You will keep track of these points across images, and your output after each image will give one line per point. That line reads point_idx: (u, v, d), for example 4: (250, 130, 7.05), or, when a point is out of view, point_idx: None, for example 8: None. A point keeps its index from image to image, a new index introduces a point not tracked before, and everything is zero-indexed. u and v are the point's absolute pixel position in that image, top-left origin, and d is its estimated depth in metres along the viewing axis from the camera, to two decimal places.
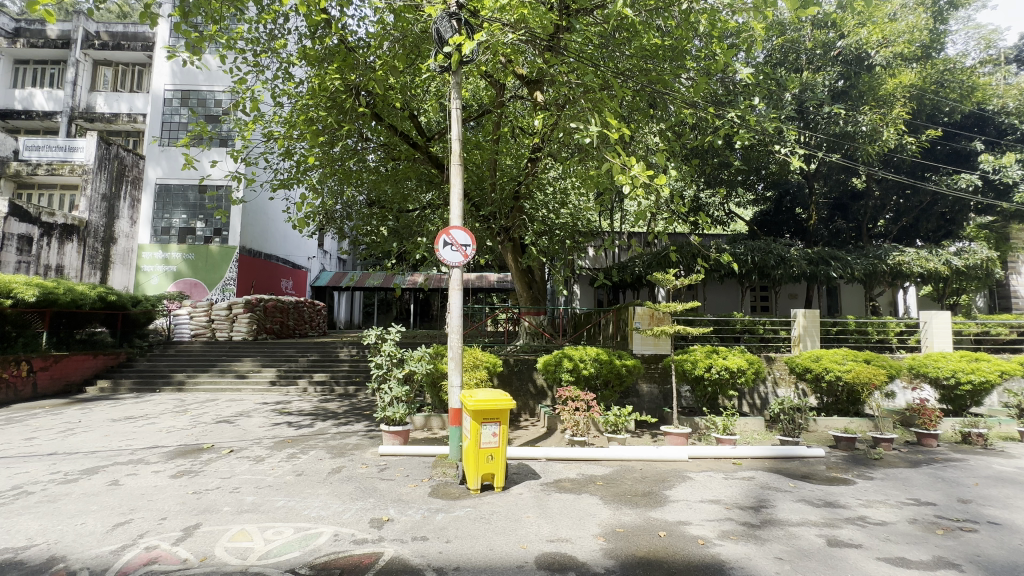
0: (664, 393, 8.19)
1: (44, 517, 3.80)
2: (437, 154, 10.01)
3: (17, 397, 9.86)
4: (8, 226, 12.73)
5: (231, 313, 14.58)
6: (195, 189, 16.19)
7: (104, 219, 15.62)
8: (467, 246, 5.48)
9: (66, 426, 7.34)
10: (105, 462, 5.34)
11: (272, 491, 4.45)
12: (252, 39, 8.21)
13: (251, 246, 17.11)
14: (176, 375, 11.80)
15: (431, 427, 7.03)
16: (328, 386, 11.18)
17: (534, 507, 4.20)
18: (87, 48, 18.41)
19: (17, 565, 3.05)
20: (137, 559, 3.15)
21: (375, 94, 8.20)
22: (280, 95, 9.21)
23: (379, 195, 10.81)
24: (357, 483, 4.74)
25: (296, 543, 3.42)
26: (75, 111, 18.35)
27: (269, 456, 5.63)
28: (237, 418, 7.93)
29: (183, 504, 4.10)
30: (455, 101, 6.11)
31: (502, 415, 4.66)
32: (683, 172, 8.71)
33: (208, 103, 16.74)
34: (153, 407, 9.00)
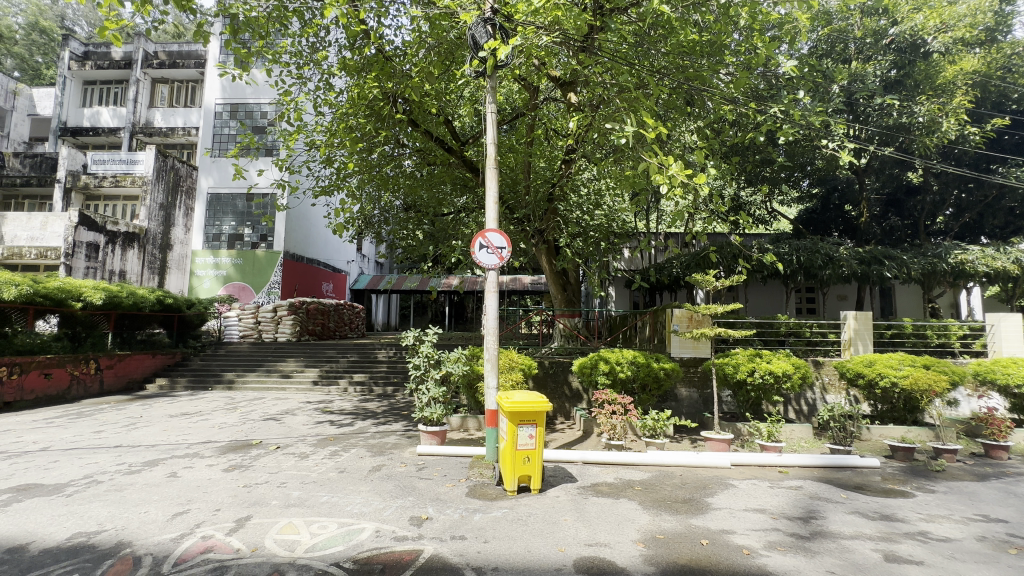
0: (704, 398, 7.96)
1: (112, 505, 4.08)
2: (471, 158, 10.12)
3: (86, 393, 10.62)
4: (78, 234, 14.11)
5: (276, 315, 15.25)
6: (243, 197, 17.03)
7: (162, 226, 16.57)
8: (503, 248, 5.51)
9: (129, 421, 7.84)
10: (165, 455, 5.69)
11: (317, 487, 4.60)
12: (294, 52, 8.54)
13: (294, 251, 17.84)
14: (226, 374, 12.41)
15: (467, 428, 7.09)
16: (367, 386, 11.50)
17: (572, 510, 4.17)
18: (146, 67, 19.70)
19: (92, 548, 3.29)
20: (195, 547, 3.33)
21: (411, 101, 8.40)
22: (322, 105, 9.53)
23: (416, 199, 11.05)
24: (397, 481, 4.84)
25: (340, 538, 3.53)
26: (136, 127, 19.64)
27: (313, 453, 5.84)
28: (282, 416, 8.27)
29: (235, 496, 4.31)
30: (489, 105, 6.17)
31: (539, 418, 4.65)
32: (723, 170, 8.48)
33: (255, 115, 17.60)
34: (205, 404, 9.51)
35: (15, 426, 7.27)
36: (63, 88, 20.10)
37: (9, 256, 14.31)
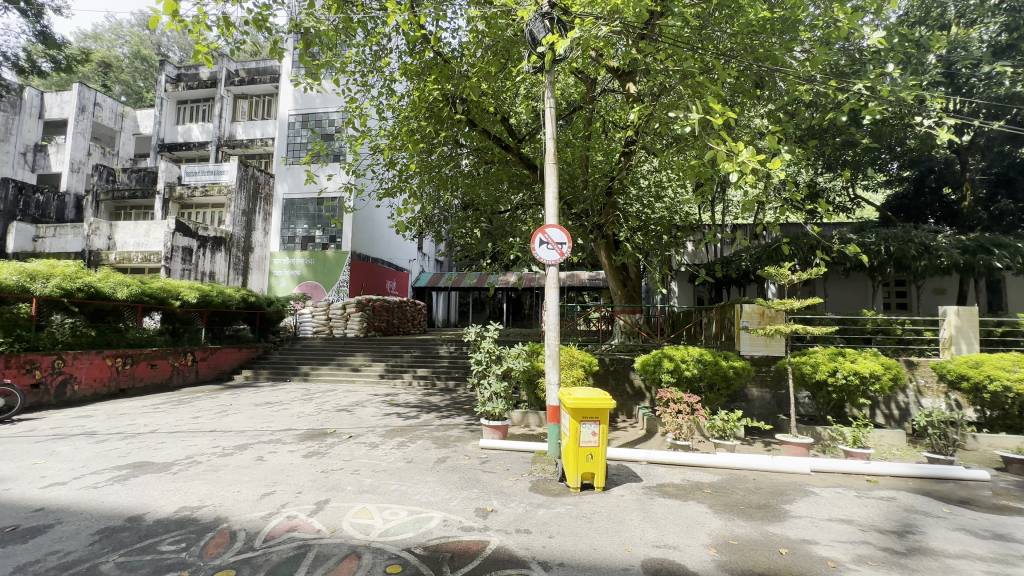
0: (778, 399, 7.49)
1: (209, 484, 4.50)
2: (528, 155, 10.14)
3: (185, 381, 11.82)
4: (175, 239, 15.66)
5: (345, 312, 16.13)
6: (314, 201, 18.14)
7: (244, 231, 17.99)
8: (563, 244, 5.47)
9: (221, 408, 8.62)
10: (252, 440, 6.20)
11: (387, 476, 4.82)
12: (359, 61, 8.94)
13: (361, 251, 18.76)
14: (302, 367, 13.30)
15: (528, 423, 7.16)
16: (430, 380, 11.89)
17: (637, 509, 4.08)
18: (229, 85, 21.44)
19: (195, 521, 3.66)
20: (281, 526, 3.60)
21: (469, 101, 8.54)
22: (385, 110, 9.88)
23: (473, 198, 11.20)
24: (462, 473, 4.97)
25: (411, 524, 3.67)
26: (222, 140, 21.42)
27: (382, 443, 6.12)
28: (353, 407, 8.74)
29: (314, 481, 4.61)
30: (548, 100, 6.13)
31: (602, 414, 4.58)
32: (798, 155, 7.91)
33: (324, 123, 18.66)
34: (285, 395, 10.24)
35: (129, 410, 8.21)
36: (161, 108, 22.36)
37: (121, 260, 16.15)
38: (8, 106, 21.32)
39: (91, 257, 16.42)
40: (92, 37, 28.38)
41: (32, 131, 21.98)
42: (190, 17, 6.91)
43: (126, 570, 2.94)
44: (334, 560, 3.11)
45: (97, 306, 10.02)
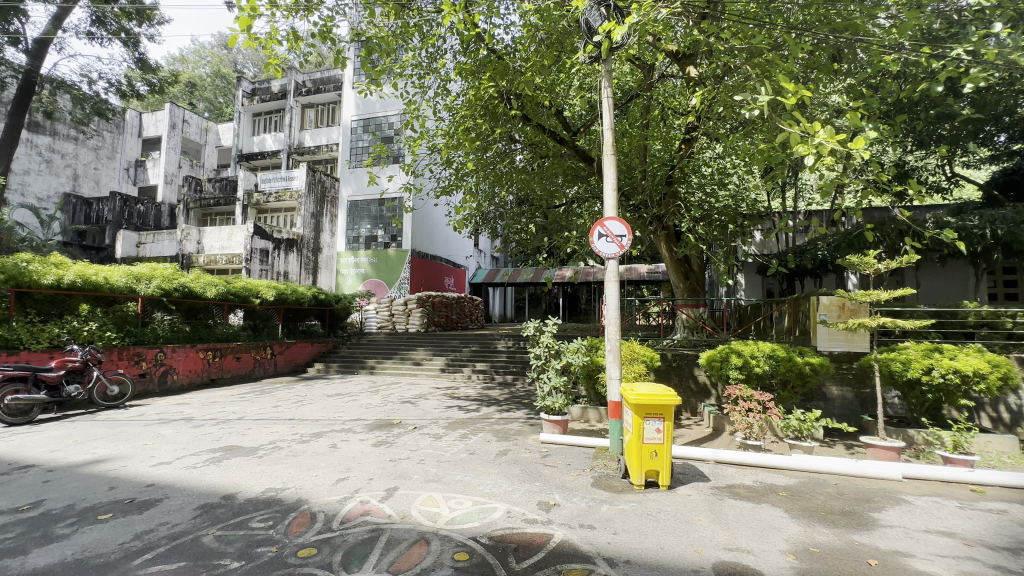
0: (862, 398, 6.91)
1: (290, 468, 4.85)
2: (584, 148, 10.01)
3: (266, 373, 12.81)
4: (254, 242, 16.85)
5: (407, 308, 16.77)
6: (376, 202, 18.97)
7: (314, 232, 19.06)
8: (623, 236, 5.32)
9: (298, 398, 9.25)
10: (326, 429, 6.61)
11: (451, 466, 4.97)
12: (416, 65, 9.19)
13: (420, 248, 19.43)
14: (368, 361, 13.98)
15: (587, 419, 7.10)
16: (489, 374, 12.10)
17: (706, 510, 3.93)
18: (297, 96, 22.85)
19: (279, 502, 3.95)
20: (355, 510, 3.81)
21: (524, 96, 8.54)
22: (441, 110, 10.10)
23: (528, 193, 11.20)
24: (523, 466, 5.01)
25: (476, 514, 3.76)
26: (292, 148, 22.85)
27: (445, 435, 6.31)
28: (417, 399, 9.08)
29: (383, 469, 4.84)
30: (606, 90, 6.00)
31: (667, 411, 4.45)
32: (883, 133, 7.22)
33: (384, 127, 19.42)
34: (354, 387, 10.82)
35: (219, 399, 9.01)
36: (239, 121, 24.21)
37: (208, 262, 17.67)
38: (114, 127, 23.95)
39: (183, 260, 18.10)
40: (180, 59, 31.20)
41: (133, 148, 24.55)
42: (263, 33, 7.40)
43: (223, 543, 3.23)
44: (405, 544, 3.24)
45: (190, 304, 11.05)
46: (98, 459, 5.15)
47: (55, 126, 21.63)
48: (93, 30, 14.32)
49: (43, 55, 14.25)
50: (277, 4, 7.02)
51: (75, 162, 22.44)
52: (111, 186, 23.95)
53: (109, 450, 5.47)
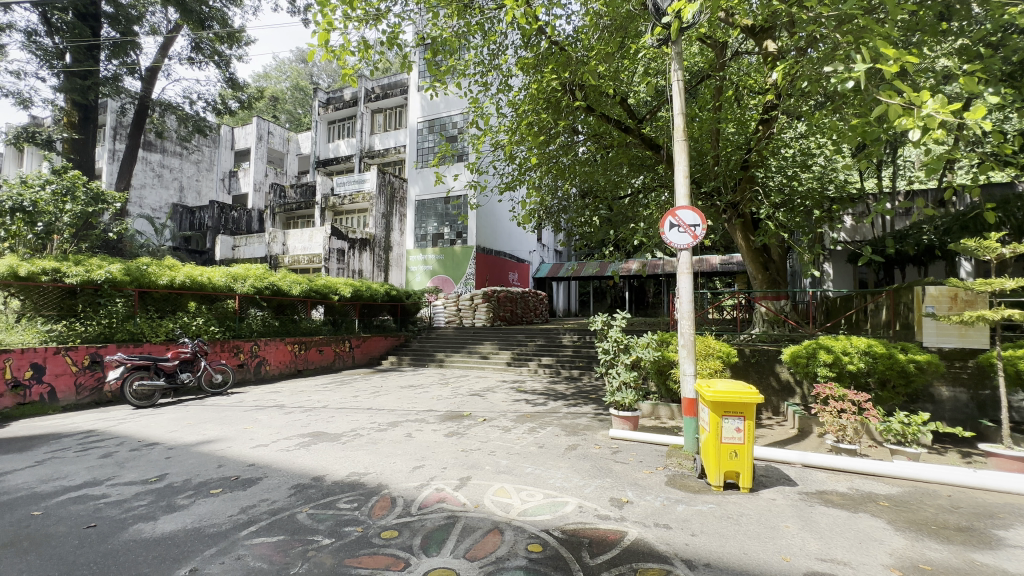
0: (980, 402, 6.12)
1: (371, 454, 5.15)
2: (650, 135, 9.65)
3: (344, 364, 13.70)
4: (331, 242, 18.04)
5: (473, 303, 17.16)
6: (442, 201, 19.57)
7: (385, 232, 19.97)
8: (697, 226, 5.08)
9: (374, 389, 9.79)
10: (401, 419, 6.94)
11: (521, 458, 5.03)
12: (478, 63, 9.30)
13: (484, 244, 19.80)
14: (438, 354, 14.48)
15: (658, 416, 6.88)
16: (555, 368, 12.09)
17: (795, 516, 3.67)
18: (367, 102, 24.03)
19: (361, 486, 4.21)
20: (432, 497, 3.97)
21: (587, 87, 8.35)
22: (503, 106, 10.16)
23: (592, 185, 10.99)
24: (593, 461, 4.96)
25: (548, 507, 3.78)
26: (364, 152, 24.07)
27: (514, 427, 6.40)
28: (485, 392, 9.27)
29: (456, 458, 5.00)
30: (676, 72, 5.69)
31: (748, 410, 4.18)
32: (1007, 98, 6.27)
33: (448, 126, 19.90)
34: (425, 379, 11.27)
35: (305, 388, 9.75)
36: (316, 130, 25.89)
37: (292, 262, 19.12)
38: (211, 142, 26.53)
39: (271, 261, 19.72)
40: (264, 76, 33.89)
41: (227, 160, 27.06)
42: (337, 46, 7.84)
43: (315, 521, 3.50)
44: (479, 533, 3.33)
45: (279, 300, 12.02)
46: (208, 439, 5.77)
47: (164, 144, 24.35)
48: (193, 56, 15.95)
49: (154, 81, 16.08)
50: (348, 16, 7.39)
51: (181, 175, 25.15)
52: (210, 196, 26.58)
53: (216, 433, 6.11)
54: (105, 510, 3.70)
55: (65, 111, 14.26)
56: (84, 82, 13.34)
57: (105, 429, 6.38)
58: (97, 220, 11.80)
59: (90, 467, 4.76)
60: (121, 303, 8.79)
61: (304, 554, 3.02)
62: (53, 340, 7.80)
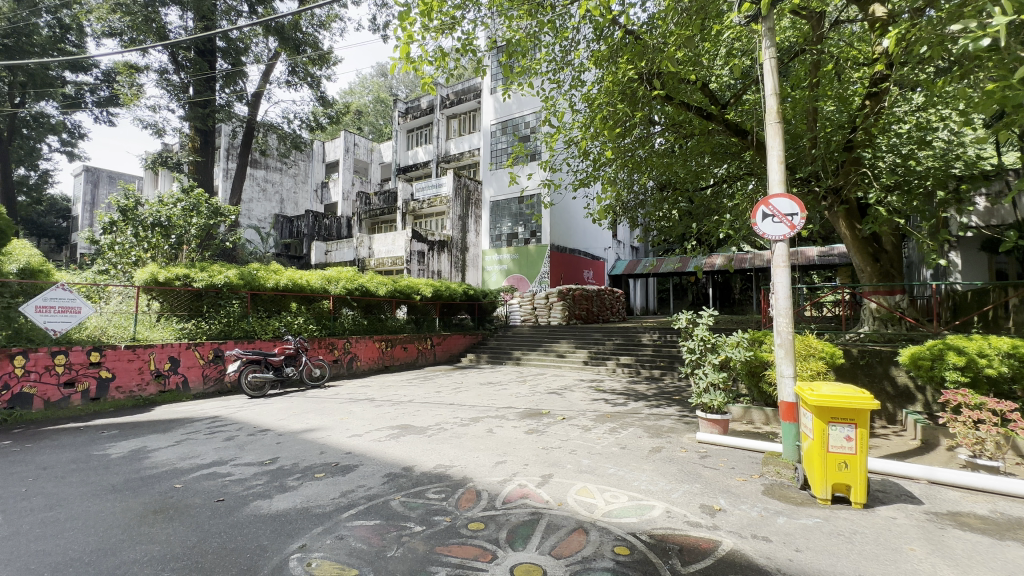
0: None
1: (455, 448, 5.34)
2: (736, 121, 9.02)
3: (426, 361, 14.35)
4: (412, 245, 18.87)
5: (549, 301, 17.18)
6: (517, 201, 19.84)
7: (461, 233, 20.59)
8: (794, 215, 4.64)
9: (455, 385, 10.14)
10: (482, 415, 7.12)
11: (603, 458, 4.95)
12: (550, 61, 9.27)
13: (558, 243, 19.78)
14: (514, 352, 14.68)
15: (751, 420, 6.44)
16: (634, 368, 11.76)
17: (921, 539, 3.24)
18: (443, 108, 24.92)
19: (447, 478, 4.37)
20: (515, 492, 4.02)
21: (664, 74, 7.97)
22: (576, 102, 10.02)
23: (671, 177, 10.51)
24: (679, 465, 4.75)
25: (633, 510, 3.68)
26: (440, 157, 25.03)
27: (595, 427, 6.31)
28: (562, 391, 9.24)
29: (537, 456, 5.03)
30: (768, 49, 5.18)
31: (860, 417, 3.77)
32: None
33: (521, 127, 20.06)
34: (503, 376, 11.47)
35: (392, 384, 10.35)
36: (397, 139, 27.34)
37: (377, 265, 20.32)
38: (306, 156, 29.04)
39: (359, 264, 21.11)
40: (349, 92, 36.42)
41: (319, 172, 29.44)
42: (415, 57, 8.20)
43: (407, 509, 3.69)
44: (564, 531, 3.32)
45: (367, 301, 12.85)
46: (310, 428, 6.32)
47: (267, 161, 27.06)
48: (290, 79, 17.53)
49: (258, 105, 17.90)
50: (426, 27, 7.71)
51: (281, 188, 27.79)
52: (306, 206, 29.08)
53: (317, 422, 6.67)
54: (230, 487, 4.18)
55: (189, 137, 16.34)
56: (204, 110, 15.19)
57: (227, 415, 7.23)
58: (216, 231, 13.38)
59: (218, 448, 5.43)
60: (236, 303, 9.88)
61: (399, 539, 3.20)
62: (184, 336, 8.98)
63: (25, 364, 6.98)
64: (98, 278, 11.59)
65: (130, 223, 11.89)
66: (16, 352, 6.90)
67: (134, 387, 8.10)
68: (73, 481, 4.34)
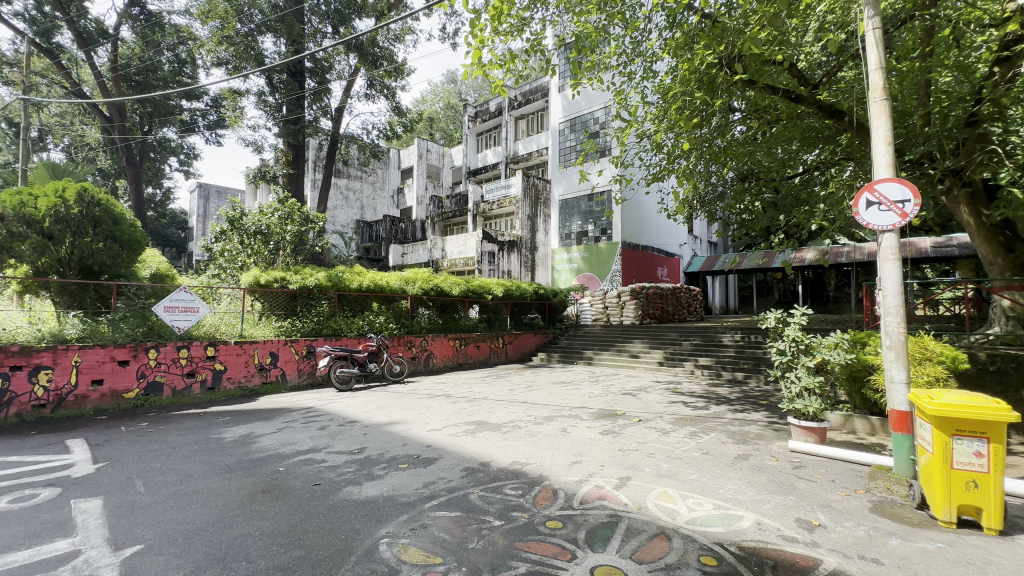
0: None
1: (530, 446, 5.38)
2: (829, 101, 8.24)
3: (498, 359, 14.61)
4: (483, 245, 19.21)
5: (620, 300, 16.77)
6: (586, 199, 19.58)
7: (530, 233, 20.71)
8: (907, 202, 4.14)
9: (528, 384, 10.21)
10: (556, 414, 7.10)
11: (684, 463, 4.74)
12: (620, 53, 9.03)
13: (630, 240, 19.28)
14: (586, 352, 14.50)
15: (853, 429, 5.87)
16: (715, 370, 11.14)
17: None
18: (511, 110, 25.20)
19: (523, 475, 4.42)
20: (592, 493, 3.97)
21: (745, 57, 7.46)
22: (648, 93, 9.68)
23: (753, 166, 9.85)
24: (770, 475, 4.43)
25: (720, 519, 3.49)
26: (509, 158, 25.34)
27: (674, 431, 6.06)
28: (638, 392, 8.98)
29: (614, 457, 4.93)
30: (870, 17, 4.63)
31: (994, 431, 3.28)
32: None
33: (590, 123, 19.77)
34: (575, 376, 11.37)
35: (467, 381, 10.65)
36: (467, 142, 28.07)
37: (450, 266, 20.91)
38: (383, 164, 30.73)
39: (433, 265, 21.94)
40: (422, 100, 37.99)
41: (395, 179, 31.00)
42: (486, 61, 8.36)
43: (486, 503, 3.78)
44: (645, 536, 3.22)
45: (442, 300, 13.34)
46: (393, 421, 6.69)
47: (349, 171, 28.96)
48: (369, 92, 18.58)
49: (341, 119, 19.20)
50: (495, 31, 7.84)
51: (362, 196, 29.62)
52: (384, 211, 30.76)
53: (398, 416, 7.03)
54: (325, 472, 4.53)
55: (284, 152, 17.92)
56: (295, 126, 16.62)
57: (320, 406, 7.84)
58: (307, 237, 14.56)
59: (313, 436, 5.90)
60: (325, 303, 10.68)
61: (479, 532, 3.29)
62: (282, 333, 9.88)
63: (157, 356, 8.04)
64: (212, 281, 13.08)
65: (236, 231, 13.38)
66: (150, 346, 7.98)
67: (242, 378, 9.04)
68: (196, 460, 4.94)
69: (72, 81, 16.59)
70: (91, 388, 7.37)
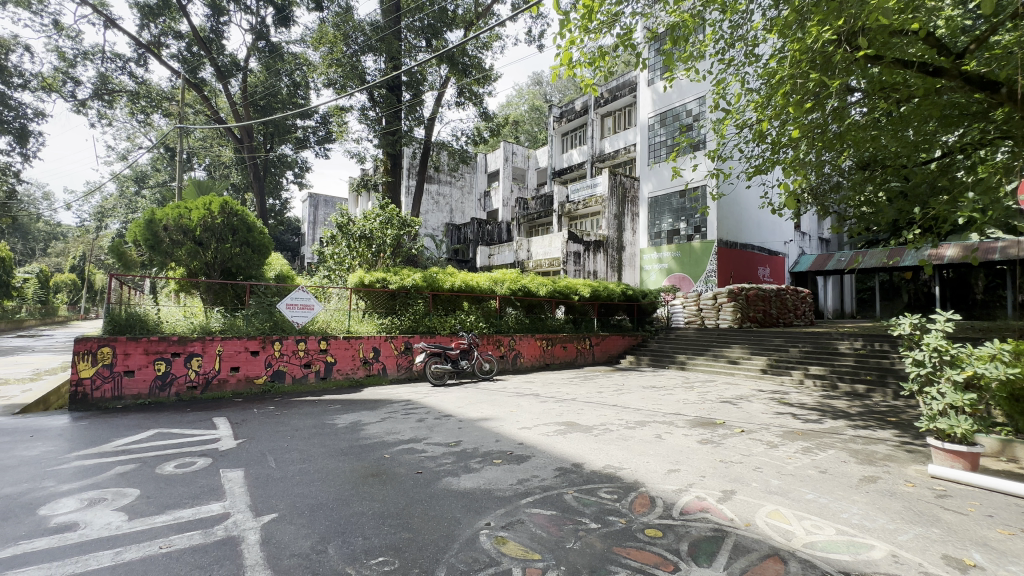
0: None
1: (623, 450, 5.25)
2: (981, 71, 6.96)
3: (585, 360, 14.47)
4: (569, 246, 19.13)
5: (716, 302, 15.76)
6: (678, 195, 18.67)
7: (617, 232, 20.23)
8: None
9: (616, 387, 9.98)
10: (649, 419, 6.86)
11: (798, 481, 4.33)
12: (718, 40, 8.45)
13: (726, 238, 18.05)
14: (678, 356, 13.83)
15: (1015, 457, 4.97)
16: (829, 380, 10.06)
17: None
18: (597, 108, 24.82)
19: (617, 480, 4.33)
20: (693, 504, 3.78)
21: (869, 30, 6.59)
22: (750, 80, 8.94)
23: (877, 153, 8.68)
24: (905, 502, 3.89)
25: (845, 546, 3.13)
26: (595, 157, 24.97)
27: (783, 444, 5.56)
28: (738, 400, 8.39)
29: (715, 469, 4.65)
30: None
31: None
32: None
33: (683, 116, 18.82)
34: (667, 381, 10.90)
35: (554, 381, 10.67)
36: (552, 143, 28.13)
37: (536, 266, 21.06)
38: (471, 169, 31.85)
39: (519, 266, 22.27)
40: (507, 105, 38.75)
41: (482, 182, 31.97)
42: (575, 61, 8.31)
43: (582, 504, 3.76)
44: (756, 555, 3.00)
45: (529, 301, 13.49)
46: (485, 417, 6.90)
47: (439, 176, 30.39)
48: (458, 100, 19.36)
49: (433, 128, 20.22)
50: (585, 30, 7.78)
51: (451, 200, 30.94)
52: (471, 214, 31.86)
53: (490, 412, 7.24)
54: (426, 461, 4.81)
55: (383, 161, 19.28)
56: (393, 137, 17.83)
57: (417, 399, 8.33)
58: (403, 240, 15.51)
59: (413, 427, 6.28)
60: (421, 302, 11.31)
61: (576, 532, 3.28)
62: (383, 330, 10.63)
63: (280, 348, 9.06)
64: (323, 282, 14.47)
65: (344, 236, 14.68)
66: (276, 338, 9.02)
67: (349, 370, 9.87)
68: (315, 443, 5.49)
69: (213, 110, 19.27)
70: (231, 373, 8.52)
